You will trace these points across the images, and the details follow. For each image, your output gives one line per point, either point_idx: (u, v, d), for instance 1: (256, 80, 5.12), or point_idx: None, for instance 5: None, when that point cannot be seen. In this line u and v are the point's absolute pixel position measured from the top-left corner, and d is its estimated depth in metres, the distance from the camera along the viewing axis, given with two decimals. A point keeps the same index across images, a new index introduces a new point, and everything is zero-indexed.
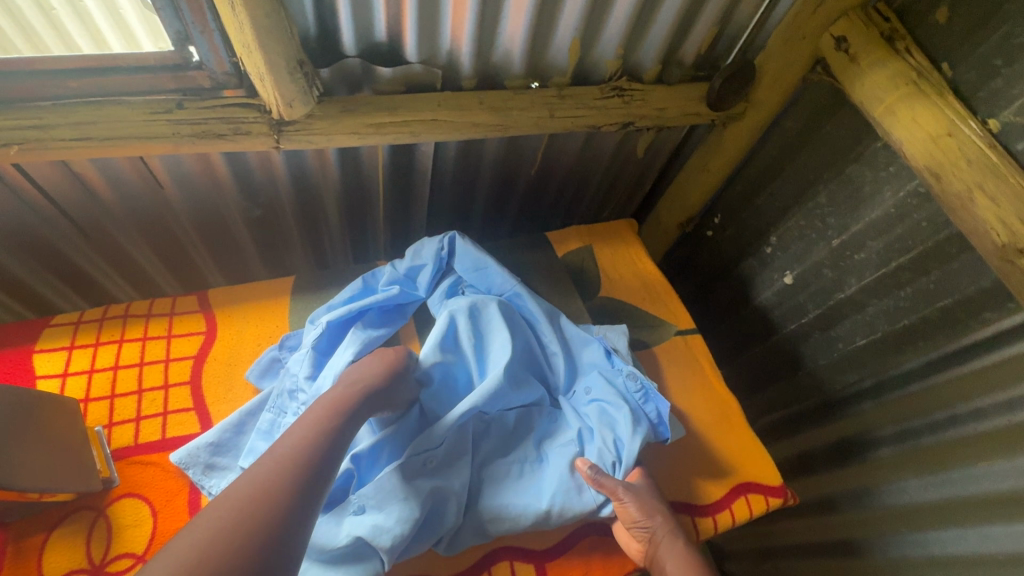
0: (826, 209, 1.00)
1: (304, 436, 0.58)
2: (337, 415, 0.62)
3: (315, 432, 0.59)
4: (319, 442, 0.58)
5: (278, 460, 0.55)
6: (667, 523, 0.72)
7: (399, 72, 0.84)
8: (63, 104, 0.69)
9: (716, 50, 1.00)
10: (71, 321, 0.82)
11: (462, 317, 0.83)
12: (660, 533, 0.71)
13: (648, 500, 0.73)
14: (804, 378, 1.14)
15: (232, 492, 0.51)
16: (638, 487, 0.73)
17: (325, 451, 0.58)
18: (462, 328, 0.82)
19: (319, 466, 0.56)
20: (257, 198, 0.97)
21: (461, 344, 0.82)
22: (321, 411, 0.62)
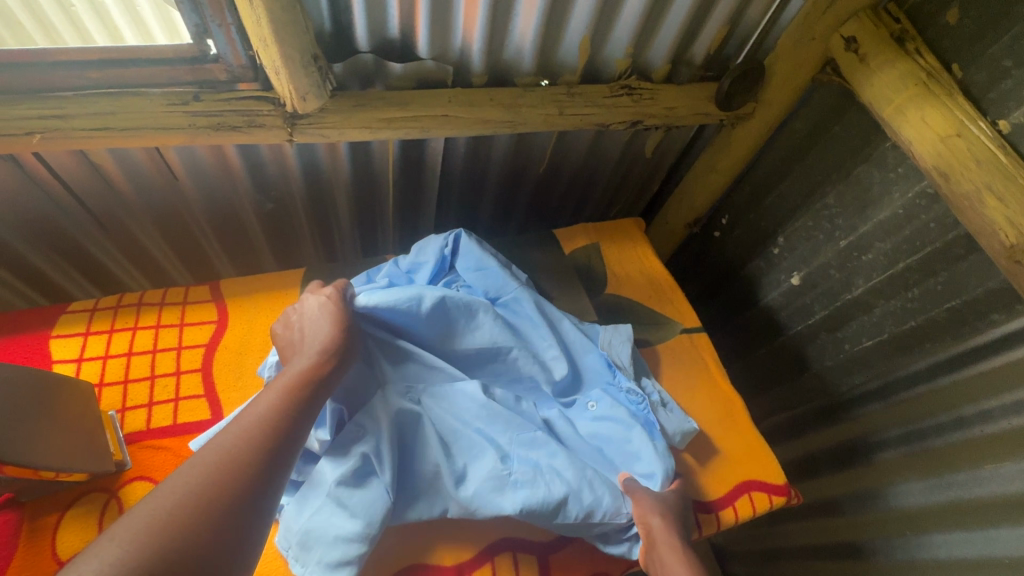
0: (834, 210, 1.00)
1: (269, 408, 0.58)
2: (304, 387, 0.62)
3: (282, 405, 0.59)
4: (284, 415, 0.58)
5: (242, 431, 0.54)
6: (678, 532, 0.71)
7: (410, 68, 0.85)
8: (83, 94, 0.70)
9: (726, 49, 1.01)
10: (86, 308, 0.83)
11: (431, 299, 0.79)
12: (666, 536, 0.70)
13: (667, 507, 0.73)
14: (810, 379, 1.14)
15: (198, 460, 0.51)
16: (658, 493, 0.74)
17: (291, 424, 0.57)
18: (428, 309, 0.79)
19: (282, 437, 0.56)
20: (270, 191, 0.98)
21: (422, 319, 0.80)
22: (288, 383, 0.62)
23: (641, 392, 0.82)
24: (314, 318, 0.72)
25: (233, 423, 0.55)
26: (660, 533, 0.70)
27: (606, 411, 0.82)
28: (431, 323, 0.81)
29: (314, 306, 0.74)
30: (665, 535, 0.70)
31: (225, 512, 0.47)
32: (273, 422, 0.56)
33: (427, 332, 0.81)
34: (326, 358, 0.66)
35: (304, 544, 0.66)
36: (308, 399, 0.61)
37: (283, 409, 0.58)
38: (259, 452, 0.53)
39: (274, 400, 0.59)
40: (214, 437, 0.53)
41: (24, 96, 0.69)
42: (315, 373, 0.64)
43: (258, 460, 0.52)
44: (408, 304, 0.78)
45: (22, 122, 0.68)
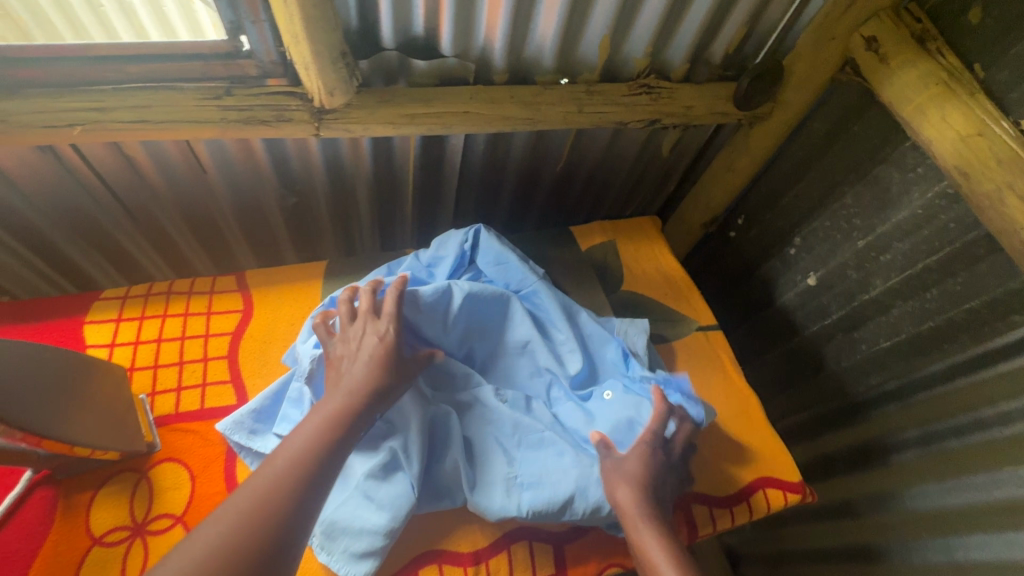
0: (852, 210, 1.00)
1: (298, 453, 0.58)
2: (336, 428, 0.62)
3: (312, 449, 0.59)
4: (313, 460, 0.58)
5: (273, 476, 0.56)
6: (654, 515, 0.68)
7: (433, 65, 0.87)
8: (120, 88, 0.73)
9: (745, 49, 1.01)
10: (118, 296, 0.86)
11: (460, 292, 0.81)
12: (642, 522, 0.67)
13: (638, 484, 0.70)
14: (826, 380, 1.13)
15: (231, 506, 0.53)
16: (626, 469, 0.71)
17: (318, 470, 0.58)
18: (457, 304, 0.81)
19: (308, 488, 0.56)
20: (293, 186, 1.01)
21: (450, 315, 0.81)
22: (324, 418, 0.62)
23: (652, 375, 0.83)
24: (357, 348, 0.70)
25: (268, 465, 0.57)
26: (634, 517, 0.68)
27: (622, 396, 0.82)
28: (454, 322, 0.82)
29: (354, 333, 0.71)
30: (642, 520, 0.67)
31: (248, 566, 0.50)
32: (301, 471, 0.57)
33: (451, 331, 0.83)
34: (361, 396, 0.65)
35: (329, 534, 0.69)
36: (339, 441, 0.61)
37: (313, 455, 0.59)
38: (282, 504, 0.54)
39: (306, 444, 0.59)
40: (248, 481, 0.56)
41: (65, 90, 0.72)
42: (348, 412, 0.63)
43: (280, 514, 0.54)
44: (438, 298, 0.80)
45: (65, 114, 0.71)
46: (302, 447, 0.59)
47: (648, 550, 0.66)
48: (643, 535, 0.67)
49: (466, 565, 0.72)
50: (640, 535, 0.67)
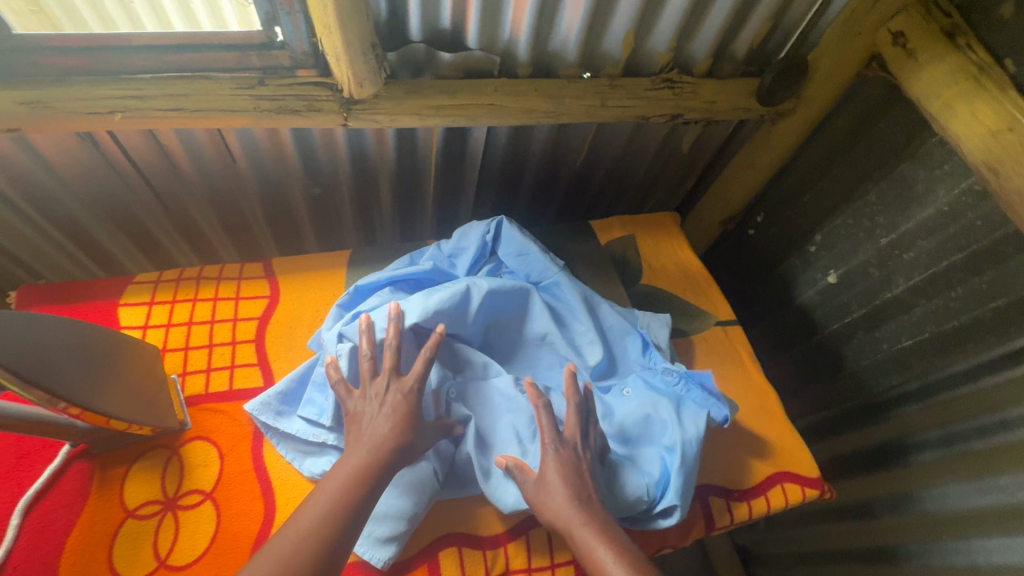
0: (875, 208, 0.99)
1: (320, 518, 0.59)
2: (358, 491, 0.62)
3: (336, 510, 0.60)
4: (338, 522, 0.59)
5: (299, 539, 0.57)
6: (586, 516, 0.65)
7: (459, 58, 0.88)
8: (160, 77, 0.76)
9: (769, 45, 1.01)
10: (151, 280, 0.89)
11: (478, 293, 0.81)
12: (579, 528, 0.64)
13: (558, 491, 0.66)
14: (845, 379, 1.13)
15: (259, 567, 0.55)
16: (542, 482, 0.67)
17: (340, 537, 0.59)
18: (476, 304, 0.81)
19: (331, 554, 0.57)
20: (318, 177, 1.03)
21: (468, 315, 0.81)
22: (348, 477, 0.62)
23: (673, 367, 0.83)
24: (379, 404, 0.68)
25: (293, 524, 0.59)
26: (567, 526, 0.65)
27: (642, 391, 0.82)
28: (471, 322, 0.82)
29: (376, 391, 0.69)
30: (579, 527, 0.64)
31: None
32: (322, 539, 0.58)
33: (472, 328, 0.83)
34: (383, 456, 0.64)
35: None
36: (360, 505, 0.61)
37: (335, 521, 0.59)
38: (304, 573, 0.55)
39: (327, 511, 0.60)
40: (275, 539, 0.57)
41: (106, 78, 0.74)
42: (371, 472, 0.63)
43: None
44: (457, 299, 0.80)
45: (105, 101, 0.74)
46: (322, 513, 0.59)
47: (593, 554, 0.63)
48: (585, 540, 0.63)
49: (486, 551, 0.74)
50: (580, 542, 0.64)
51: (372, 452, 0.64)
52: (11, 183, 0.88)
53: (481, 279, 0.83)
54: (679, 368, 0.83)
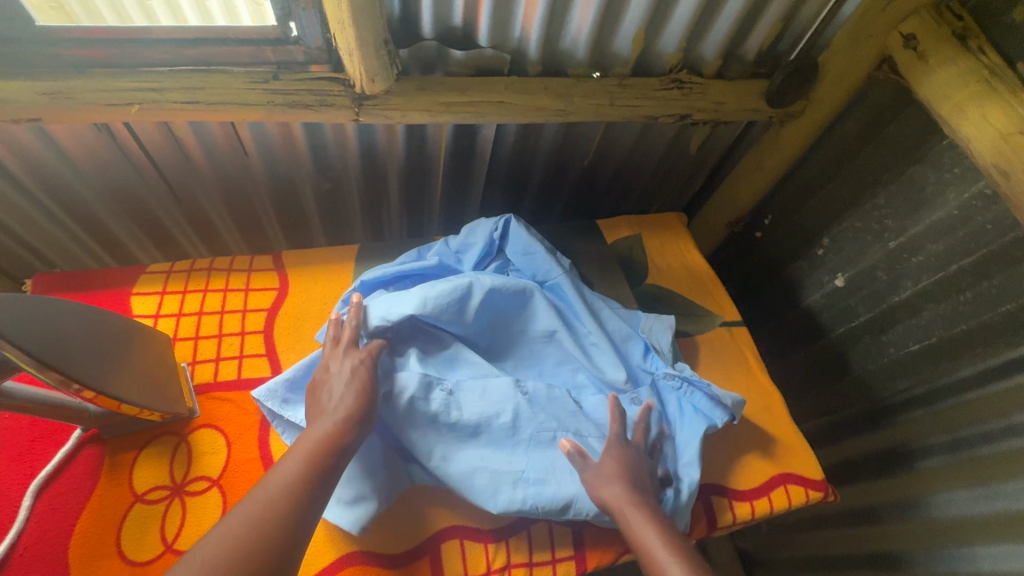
0: (884, 211, 0.99)
1: (289, 480, 0.58)
2: (325, 455, 0.61)
3: (306, 470, 0.60)
4: (308, 483, 0.59)
5: (269, 499, 0.56)
6: (642, 502, 0.68)
7: (470, 55, 0.89)
8: (177, 70, 0.77)
9: (779, 46, 1.01)
10: (163, 270, 0.90)
11: (480, 290, 0.81)
12: (632, 512, 0.66)
13: (618, 476, 0.69)
14: (851, 384, 1.12)
15: (226, 529, 0.53)
16: (606, 466, 0.70)
17: (307, 495, 0.58)
18: (477, 301, 0.81)
19: (302, 514, 0.56)
20: (328, 172, 1.04)
21: (467, 310, 0.81)
22: (317, 439, 0.62)
23: (675, 372, 0.84)
24: (341, 375, 0.70)
25: (261, 487, 0.57)
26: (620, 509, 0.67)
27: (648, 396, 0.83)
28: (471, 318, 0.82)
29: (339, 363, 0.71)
30: (634, 510, 0.67)
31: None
32: (292, 498, 0.57)
33: (473, 327, 0.83)
34: (348, 421, 0.64)
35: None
36: (326, 467, 0.61)
37: (303, 481, 0.59)
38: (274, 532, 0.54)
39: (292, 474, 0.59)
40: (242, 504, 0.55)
41: (124, 70, 0.76)
42: (334, 436, 0.63)
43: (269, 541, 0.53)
44: (460, 295, 0.80)
45: (124, 93, 0.75)
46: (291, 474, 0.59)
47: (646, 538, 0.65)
48: (638, 525, 0.66)
49: (487, 542, 0.73)
50: (630, 522, 0.66)
51: (338, 419, 0.64)
52: (29, 172, 0.90)
53: (484, 276, 0.83)
54: (680, 371, 0.84)
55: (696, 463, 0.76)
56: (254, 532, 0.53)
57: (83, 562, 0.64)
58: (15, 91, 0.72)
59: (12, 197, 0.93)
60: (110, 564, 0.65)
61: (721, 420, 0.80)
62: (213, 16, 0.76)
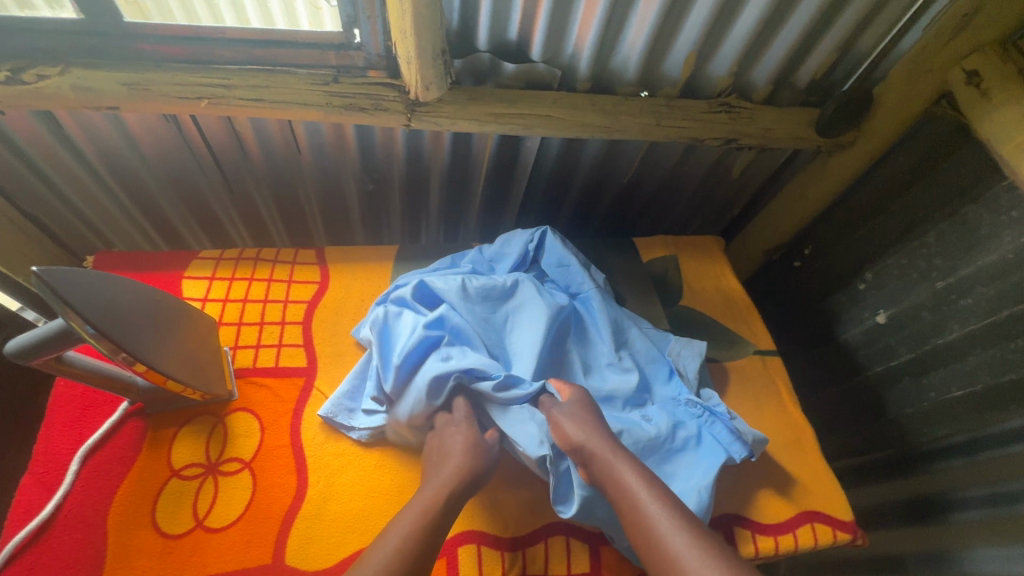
0: (933, 250, 0.95)
1: (402, 539, 0.60)
2: (433, 518, 0.63)
3: (419, 526, 0.62)
4: (424, 534, 0.62)
5: (398, 542, 0.60)
6: (609, 439, 0.69)
7: (522, 68, 0.91)
8: (243, 69, 0.81)
9: (833, 76, 1.00)
10: (214, 257, 0.94)
11: (516, 288, 0.87)
12: (597, 444, 0.69)
13: (584, 420, 0.72)
14: (886, 426, 1.08)
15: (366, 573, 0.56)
16: (572, 411, 0.73)
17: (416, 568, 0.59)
18: (511, 295, 0.87)
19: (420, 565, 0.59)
20: (373, 173, 1.07)
21: (502, 304, 0.86)
22: (431, 496, 0.66)
23: (698, 401, 0.83)
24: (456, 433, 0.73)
25: (391, 529, 0.61)
26: (584, 442, 0.69)
27: (666, 420, 0.81)
28: (495, 316, 0.85)
29: (450, 436, 0.73)
30: (600, 445, 0.69)
31: None
32: (414, 546, 0.60)
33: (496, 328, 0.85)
34: (457, 489, 0.67)
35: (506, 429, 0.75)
36: (421, 558, 0.60)
37: (422, 535, 0.61)
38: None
39: (401, 543, 0.60)
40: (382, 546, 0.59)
41: (196, 67, 0.80)
42: (439, 508, 0.65)
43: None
44: (501, 285, 0.86)
45: (195, 88, 0.79)
46: (398, 546, 0.59)
47: (617, 474, 0.66)
48: (606, 459, 0.67)
49: (503, 552, 0.72)
50: (594, 453, 0.68)
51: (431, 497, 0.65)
52: (99, 155, 0.95)
53: (523, 278, 0.89)
54: (703, 401, 0.83)
55: (708, 489, 0.73)
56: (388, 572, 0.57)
57: (118, 531, 0.67)
58: (97, 81, 0.77)
59: (82, 178, 0.98)
60: (144, 534, 0.67)
61: (740, 454, 0.78)
62: (275, 20, 0.79)
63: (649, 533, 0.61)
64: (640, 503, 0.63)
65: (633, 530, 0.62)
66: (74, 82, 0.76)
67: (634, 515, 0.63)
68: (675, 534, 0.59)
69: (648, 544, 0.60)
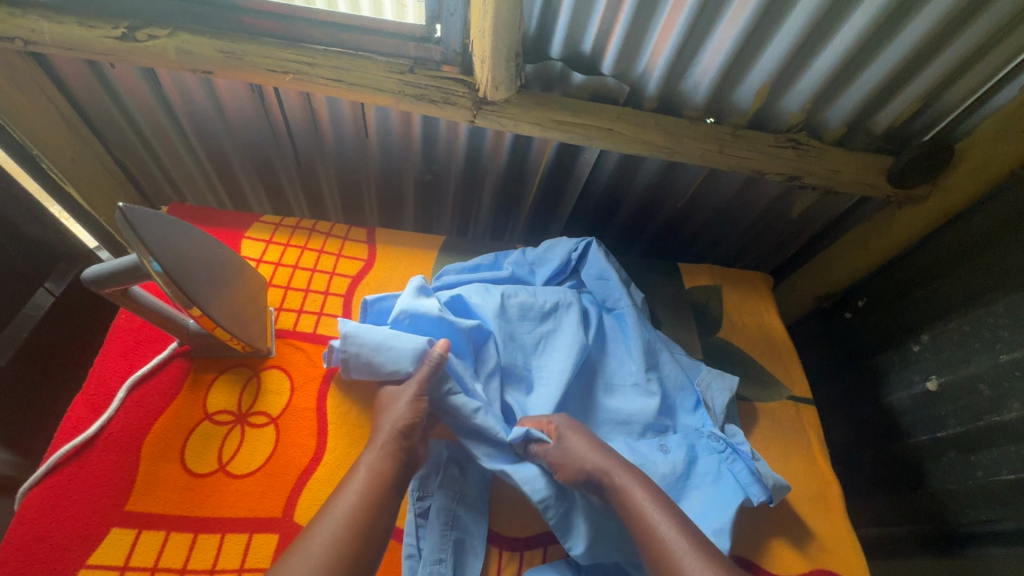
0: (1001, 320, 0.89)
1: (370, 466, 0.66)
2: (394, 445, 0.68)
3: (387, 460, 0.67)
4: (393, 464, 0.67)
5: (367, 469, 0.65)
6: (618, 461, 0.69)
7: (590, 80, 0.93)
8: (327, 50, 0.86)
9: (912, 126, 0.96)
10: (274, 222, 1.00)
11: (549, 300, 0.89)
12: (623, 473, 0.68)
13: (587, 444, 0.71)
14: (923, 499, 1.01)
15: (344, 509, 0.60)
16: (572, 436, 0.72)
17: (366, 539, 0.59)
18: (543, 309, 0.88)
19: (388, 492, 0.64)
20: (432, 165, 1.11)
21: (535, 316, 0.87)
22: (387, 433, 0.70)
23: (721, 435, 0.81)
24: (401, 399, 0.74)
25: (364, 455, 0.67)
26: (609, 470, 0.68)
27: (688, 449, 0.79)
28: (529, 333, 0.86)
29: (389, 400, 0.75)
30: (626, 475, 0.67)
31: (356, 542, 0.58)
32: (384, 473, 0.65)
33: (525, 337, 0.86)
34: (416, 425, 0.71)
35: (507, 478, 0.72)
36: (387, 484, 0.65)
37: (388, 465, 0.66)
38: (364, 540, 0.59)
39: (363, 486, 0.63)
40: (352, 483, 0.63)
41: (288, 44, 0.85)
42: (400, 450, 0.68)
43: (371, 541, 0.59)
44: (535, 300, 0.88)
45: (283, 63, 0.84)
46: (333, 534, 0.58)
47: (641, 506, 0.64)
48: (614, 480, 0.67)
49: (502, 550, 0.73)
50: (619, 481, 0.67)
51: (369, 476, 0.64)
52: (187, 115, 1.03)
53: (559, 293, 0.91)
54: (726, 435, 0.81)
55: (727, 531, 0.71)
56: (365, 495, 0.62)
57: (150, 460, 0.72)
58: (199, 46, 0.83)
59: (169, 133, 1.07)
60: (171, 468, 0.71)
61: (758, 497, 0.76)
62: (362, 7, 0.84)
63: (662, 555, 0.60)
64: (651, 523, 0.63)
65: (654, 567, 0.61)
66: (179, 45, 0.83)
67: (643, 535, 0.62)
68: (687, 554, 0.60)
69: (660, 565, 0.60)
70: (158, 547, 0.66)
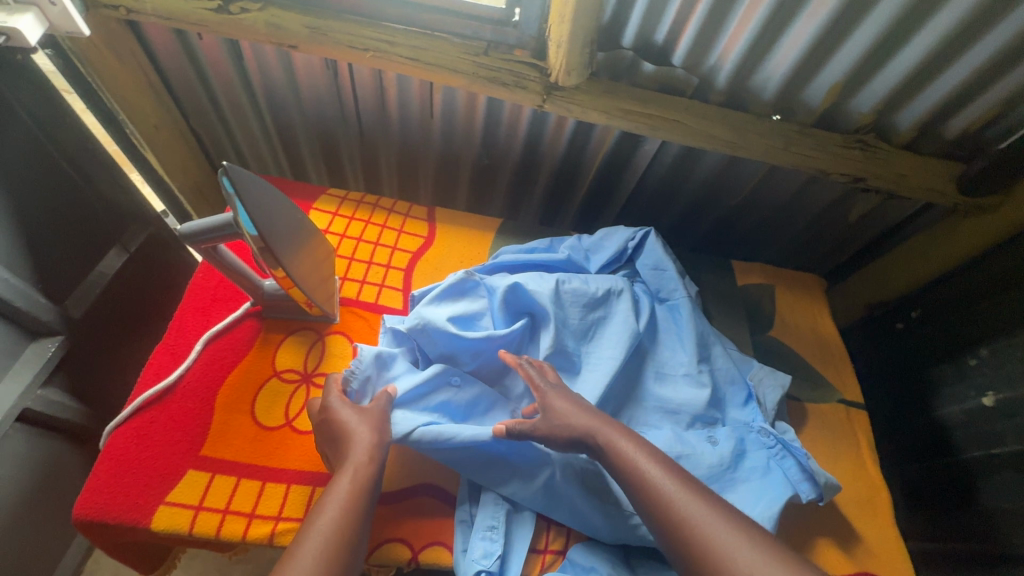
0: None
1: (346, 483, 0.64)
2: (369, 460, 0.66)
3: (363, 480, 0.65)
4: (370, 481, 0.65)
5: (347, 485, 0.64)
6: (603, 418, 0.70)
7: (659, 70, 0.93)
8: (406, 30, 0.89)
9: (988, 133, 0.93)
10: (340, 195, 1.03)
11: (604, 288, 0.89)
12: (610, 431, 0.68)
13: (573, 407, 0.71)
14: (969, 516, 0.96)
15: (325, 528, 0.59)
16: (557, 397, 0.73)
17: (352, 557, 0.59)
18: (598, 297, 0.88)
19: (365, 509, 0.63)
20: (492, 150, 1.14)
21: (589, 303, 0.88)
22: (359, 450, 0.67)
23: (772, 430, 0.81)
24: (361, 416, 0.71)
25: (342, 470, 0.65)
26: (597, 430, 0.68)
27: (737, 443, 0.80)
28: (579, 319, 0.87)
29: (353, 415, 0.71)
30: (614, 433, 0.68)
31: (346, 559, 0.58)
32: (362, 487, 0.64)
33: (579, 322, 0.86)
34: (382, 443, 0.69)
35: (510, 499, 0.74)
36: (365, 503, 0.63)
37: (364, 482, 0.65)
38: (350, 556, 0.58)
39: (344, 503, 0.62)
40: (330, 504, 0.62)
41: (370, 22, 0.88)
42: (371, 470, 0.66)
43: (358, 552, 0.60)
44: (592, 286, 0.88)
45: (363, 40, 0.87)
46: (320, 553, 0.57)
47: (632, 460, 0.64)
48: (603, 438, 0.68)
49: (548, 525, 0.75)
50: (608, 440, 0.67)
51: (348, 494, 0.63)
52: (263, 88, 1.07)
53: (615, 282, 0.91)
54: (776, 432, 0.81)
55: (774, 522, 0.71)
56: (347, 513, 0.61)
57: (224, 410, 0.76)
58: (288, 21, 0.87)
59: (243, 104, 1.11)
60: (242, 419, 0.75)
61: (808, 495, 0.76)
62: None
63: (657, 502, 0.60)
64: (642, 472, 0.63)
65: (653, 516, 0.60)
66: (269, 20, 0.86)
67: (636, 486, 0.63)
68: (680, 497, 0.59)
69: (654, 511, 0.60)
70: (229, 494, 0.69)
